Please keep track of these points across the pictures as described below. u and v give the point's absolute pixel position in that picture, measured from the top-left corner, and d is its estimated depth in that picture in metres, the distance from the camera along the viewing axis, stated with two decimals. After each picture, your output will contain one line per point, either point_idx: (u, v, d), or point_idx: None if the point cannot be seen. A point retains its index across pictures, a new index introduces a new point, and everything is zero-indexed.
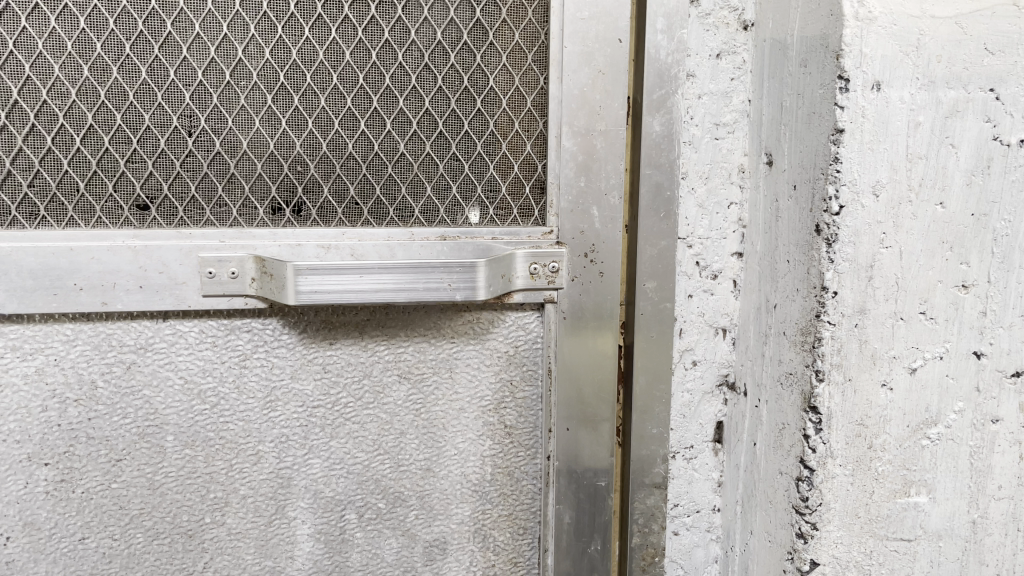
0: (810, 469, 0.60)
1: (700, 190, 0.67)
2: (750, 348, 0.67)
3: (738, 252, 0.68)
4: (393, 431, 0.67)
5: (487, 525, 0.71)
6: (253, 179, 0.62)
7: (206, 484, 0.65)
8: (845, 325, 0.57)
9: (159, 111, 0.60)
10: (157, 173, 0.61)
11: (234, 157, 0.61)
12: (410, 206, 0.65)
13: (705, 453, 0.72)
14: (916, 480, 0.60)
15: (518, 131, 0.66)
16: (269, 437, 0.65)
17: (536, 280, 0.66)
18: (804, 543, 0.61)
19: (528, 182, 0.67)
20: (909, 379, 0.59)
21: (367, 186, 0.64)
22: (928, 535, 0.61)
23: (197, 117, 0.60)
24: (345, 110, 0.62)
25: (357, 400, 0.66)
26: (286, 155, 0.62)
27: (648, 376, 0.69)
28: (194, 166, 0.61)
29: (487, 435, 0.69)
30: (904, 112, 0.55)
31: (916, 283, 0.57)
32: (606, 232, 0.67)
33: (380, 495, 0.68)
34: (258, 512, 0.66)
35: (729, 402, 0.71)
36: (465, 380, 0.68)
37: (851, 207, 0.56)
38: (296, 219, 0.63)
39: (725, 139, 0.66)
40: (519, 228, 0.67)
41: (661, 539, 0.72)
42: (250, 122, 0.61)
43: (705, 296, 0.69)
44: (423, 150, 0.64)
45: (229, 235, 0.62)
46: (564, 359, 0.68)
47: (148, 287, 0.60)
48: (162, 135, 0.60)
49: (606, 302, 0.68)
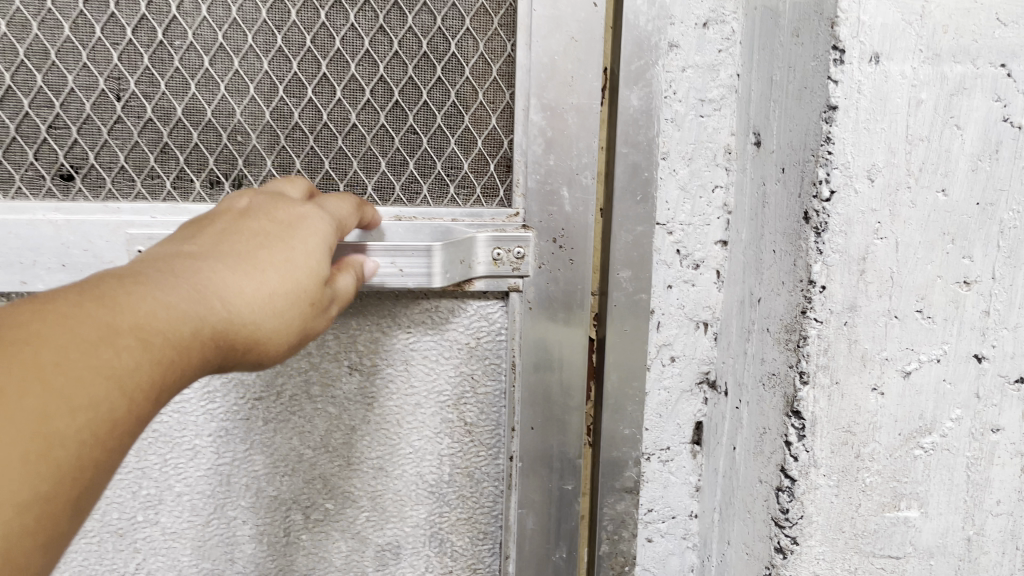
0: (790, 479, 0.54)
1: (683, 171, 0.62)
2: (732, 344, 0.63)
3: (722, 240, 0.63)
4: (344, 427, 0.63)
5: (445, 528, 0.66)
6: (189, 149, 0.57)
7: (138, 481, 0.62)
8: (833, 323, 0.52)
9: (85, 72, 0.55)
10: (83, 141, 0.56)
11: (169, 125, 0.57)
12: (363, 182, 0.60)
13: (683, 455, 0.68)
14: (906, 492, 0.55)
15: (483, 102, 0.60)
16: (207, 435, 0.62)
17: (500, 267, 0.61)
18: (783, 559, 0.56)
19: (494, 159, 0.62)
20: (903, 382, 0.54)
21: (314, 159, 0.59)
22: (918, 553, 0.57)
23: (126, 80, 0.55)
24: (291, 75, 0.57)
25: (303, 393, 0.62)
26: (225, 123, 0.57)
27: (622, 372, 0.64)
28: (124, 134, 0.56)
29: (445, 433, 0.64)
30: (906, 88, 0.49)
31: (913, 279, 0.52)
32: (577, 216, 0.62)
33: (327, 494, 0.64)
34: (195, 512, 0.63)
35: (709, 402, 0.66)
36: (420, 371, 0.63)
37: (842, 193, 0.50)
38: (237, 193, 0.58)
39: (711, 116, 0.61)
40: (483, 210, 0.61)
41: (632, 547, 0.68)
42: (185, 86, 0.56)
43: (686, 287, 0.64)
44: (378, 121, 0.59)
45: (163, 211, 0.57)
46: (529, 353, 0.63)
47: (73, 266, 0.55)
48: (88, 98, 0.55)
49: (577, 291, 0.63)
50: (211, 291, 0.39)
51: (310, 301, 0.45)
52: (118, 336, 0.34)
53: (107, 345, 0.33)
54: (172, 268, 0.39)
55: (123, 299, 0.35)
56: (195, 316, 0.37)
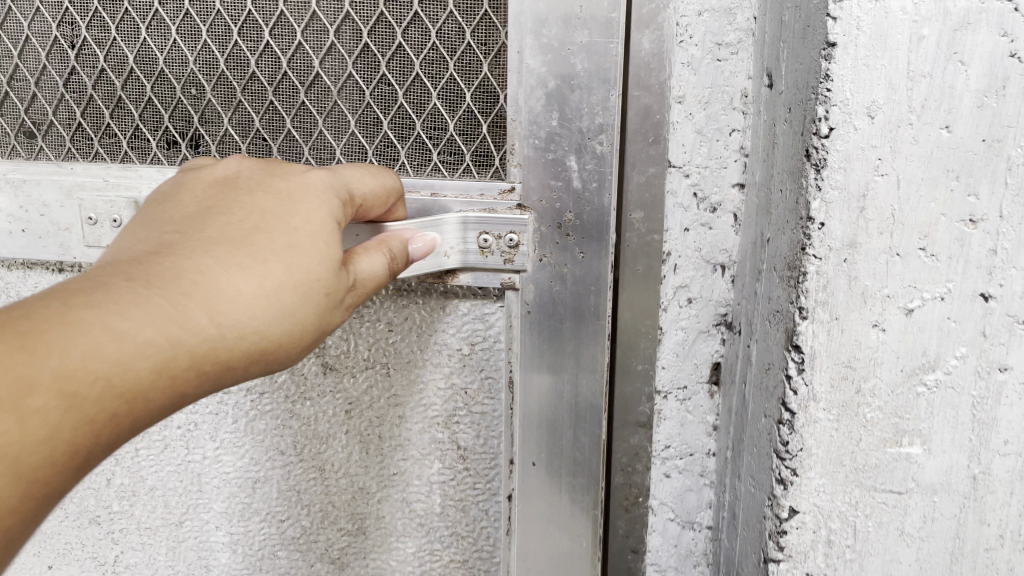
0: (790, 412, 0.56)
1: (699, 115, 0.63)
2: (746, 286, 0.64)
3: (739, 182, 0.65)
4: (321, 431, 0.77)
5: (437, 569, 0.77)
6: (142, 102, 0.73)
7: (110, 469, 0.83)
8: (833, 260, 0.53)
9: (42, 24, 0.72)
10: (41, 94, 0.75)
11: (121, 77, 0.72)
12: (331, 146, 0.71)
13: (700, 394, 0.69)
14: (909, 429, 0.56)
15: (471, 42, 0.65)
16: (176, 428, 0.80)
17: (488, 255, 0.67)
18: (783, 489, 0.58)
19: (484, 118, 0.67)
20: (905, 320, 0.54)
21: (276, 115, 0.71)
22: (921, 489, 0.57)
23: (78, 27, 0.72)
24: (248, 17, 0.69)
25: (282, 393, 0.77)
26: (179, 76, 0.71)
27: (633, 310, 0.67)
28: (81, 85, 0.73)
29: (436, 454, 0.74)
30: (907, 24, 0.49)
31: (916, 217, 0.52)
32: (587, 192, 0.64)
33: (307, 515, 0.79)
34: (168, 509, 0.83)
35: (726, 343, 0.68)
36: (408, 385, 0.73)
37: (842, 130, 0.51)
38: (193, 152, 0.73)
39: (728, 60, 0.62)
40: (477, 182, 0.68)
41: (646, 480, 0.71)
42: (138, 32, 0.71)
43: (703, 230, 0.66)
44: (346, 71, 0.68)
45: (114, 174, 0.74)
46: (537, 393, 0.69)
47: (33, 229, 0.76)
48: (47, 49, 0.73)
49: (591, 280, 0.66)
50: (189, 302, 0.44)
51: (323, 291, 0.50)
52: (38, 390, 0.38)
53: (18, 404, 0.38)
54: (143, 281, 0.44)
55: (59, 340, 0.39)
56: (146, 345, 0.42)
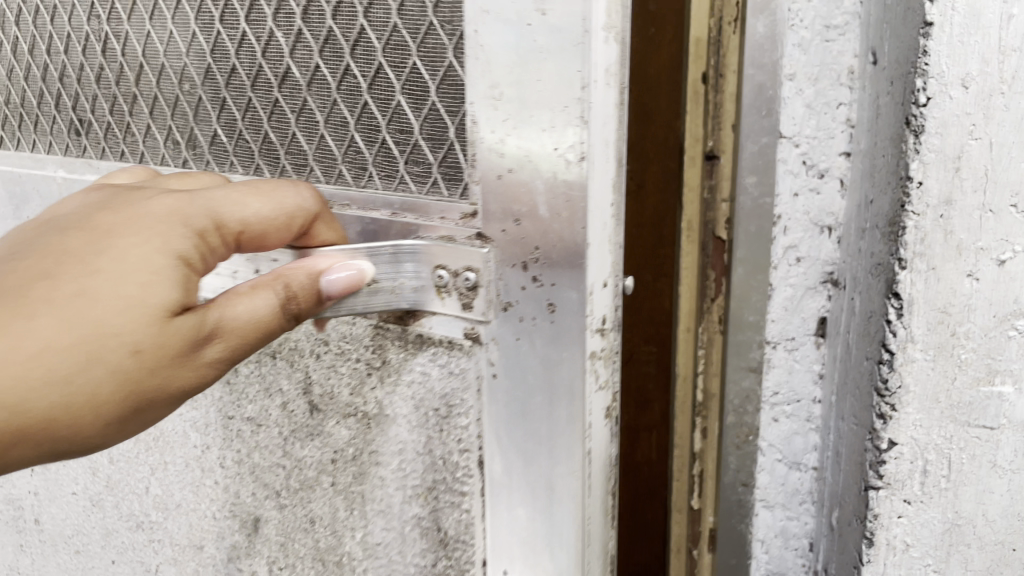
0: (890, 352, 0.63)
1: (810, 90, 0.70)
2: (851, 245, 0.71)
3: (846, 151, 0.72)
4: (309, 477, 0.79)
5: None
6: (151, 95, 0.83)
7: (144, 481, 0.97)
8: (930, 216, 0.60)
9: (84, 31, 0.87)
10: (82, 90, 0.90)
11: (136, 72, 0.84)
12: (304, 149, 0.75)
13: (807, 345, 0.76)
14: (1001, 369, 0.63)
15: (433, 23, 0.63)
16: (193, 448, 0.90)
17: (446, 296, 0.67)
18: (884, 423, 0.64)
19: (456, 116, 0.64)
20: (998, 270, 0.61)
21: (257, 110, 0.76)
22: (1013, 425, 0.64)
23: (105, 28, 0.84)
24: (230, 13, 0.75)
25: (273, 428, 0.81)
26: (178, 71, 0.80)
27: (747, 266, 0.73)
28: (109, 83, 0.86)
29: (414, 523, 0.73)
30: (999, 3, 0.56)
31: (1008, 176, 0.59)
32: (556, 223, 0.61)
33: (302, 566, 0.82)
34: (186, 534, 0.93)
35: (833, 298, 0.75)
36: (383, 440, 0.73)
37: (938, 98, 0.57)
38: (189, 149, 0.83)
39: (836, 41, 0.69)
40: (449, 205, 0.67)
41: (756, 420, 0.77)
42: (145, 28, 0.81)
43: (811, 195, 0.73)
44: (315, 66, 0.71)
45: None
46: (507, 491, 0.69)
47: None
48: (84, 54, 0.87)
49: (568, 329, 0.63)
50: None
51: (129, 345, 0.52)
52: None
53: None
54: None
55: None
56: None
